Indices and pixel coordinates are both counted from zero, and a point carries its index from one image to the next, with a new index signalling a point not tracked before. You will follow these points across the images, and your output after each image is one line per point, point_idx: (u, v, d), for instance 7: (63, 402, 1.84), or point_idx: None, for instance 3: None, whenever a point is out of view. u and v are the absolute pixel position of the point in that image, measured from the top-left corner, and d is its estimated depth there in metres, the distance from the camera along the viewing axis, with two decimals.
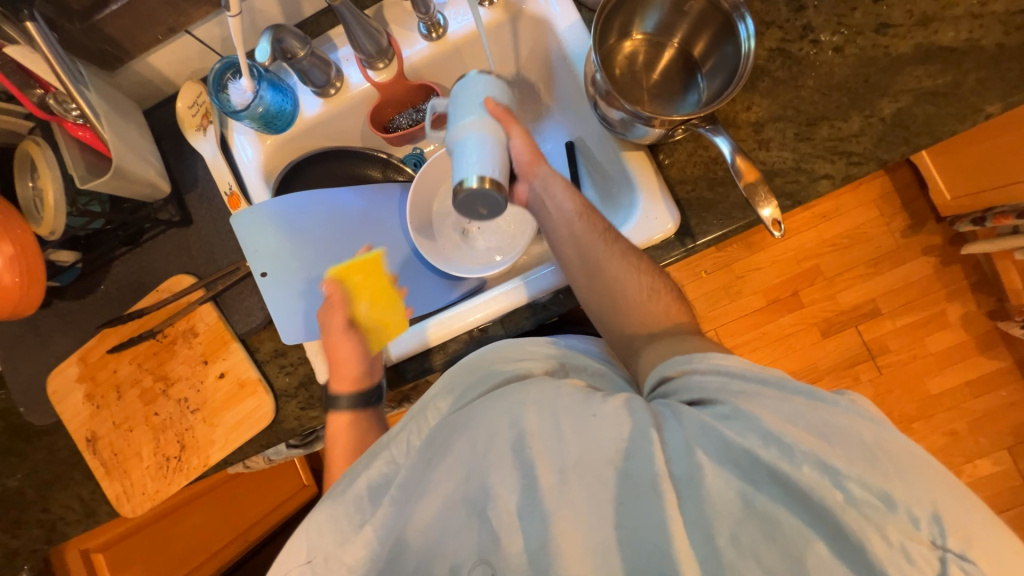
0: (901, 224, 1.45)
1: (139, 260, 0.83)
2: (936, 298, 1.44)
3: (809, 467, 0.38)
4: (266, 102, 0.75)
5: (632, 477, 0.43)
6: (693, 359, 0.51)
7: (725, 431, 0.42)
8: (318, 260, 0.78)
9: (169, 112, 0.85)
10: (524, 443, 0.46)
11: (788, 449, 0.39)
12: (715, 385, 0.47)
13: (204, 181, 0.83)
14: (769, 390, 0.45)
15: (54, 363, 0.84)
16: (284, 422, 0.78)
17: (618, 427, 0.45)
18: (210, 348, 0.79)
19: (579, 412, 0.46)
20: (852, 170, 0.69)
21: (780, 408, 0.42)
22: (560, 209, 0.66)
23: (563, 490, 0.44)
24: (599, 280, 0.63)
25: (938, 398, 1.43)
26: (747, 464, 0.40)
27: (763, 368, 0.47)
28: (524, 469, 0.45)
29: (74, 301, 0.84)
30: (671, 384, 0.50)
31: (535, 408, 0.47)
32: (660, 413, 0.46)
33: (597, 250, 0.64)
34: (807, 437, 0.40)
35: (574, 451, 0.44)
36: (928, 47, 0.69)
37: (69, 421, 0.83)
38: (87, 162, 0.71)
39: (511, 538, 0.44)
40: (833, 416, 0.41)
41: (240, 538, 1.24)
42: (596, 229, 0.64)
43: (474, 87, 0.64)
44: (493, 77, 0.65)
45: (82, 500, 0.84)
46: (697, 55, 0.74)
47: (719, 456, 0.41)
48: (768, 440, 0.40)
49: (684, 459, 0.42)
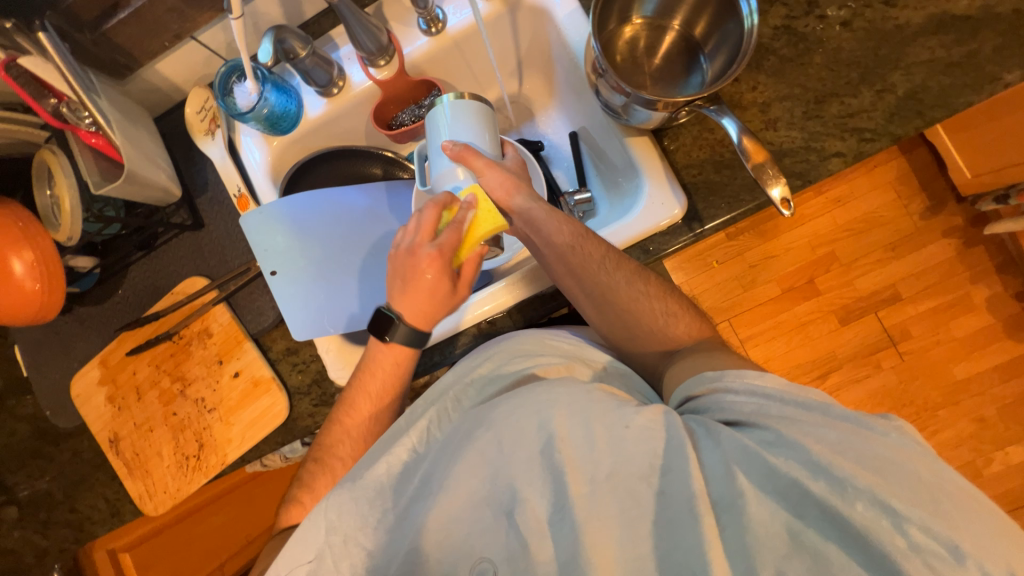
0: (920, 206, 1.41)
1: (154, 263, 0.85)
2: (959, 281, 1.40)
3: (863, 505, 0.37)
4: (270, 103, 0.76)
5: (667, 496, 0.42)
6: (725, 377, 0.50)
7: (770, 458, 0.41)
8: (325, 257, 0.79)
9: (178, 119, 0.87)
10: (553, 448, 0.45)
11: (838, 482, 0.38)
12: (751, 408, 0.46)
13: (214, 185, 0.84)
14: (812, 415, 0.43)
15: (77, 366, 0.86)
16: (299, 420, 0.79)
17: (652, 440, 0.44)
18: (224, 347, 0.80)
19: (612, 423, 0.46)
20: (864, 147, 0.67)
21: (826, 436, 0.41)
22: (550, 243, 0.64)
23: (594, 500, 0.43)
24: (599, 294, 0.64)
25: (964, 385, 1.39)
26: (795, 497, 0.39)
27: (805, 391, 0.45)
28: (553, 475, 0.44)
29: (94, 306, 0.86)
30: (701, 403, 0.50)
31: (565, 410, 0.47)
32: (695, 432, 0.45)
33: (601, 281, 0.64)
34: (859, 470, 0.38)
35: (606, 462, 0.44)
36: (941, 16, 0.67)
37: (92, 423, 0.85)
38: (100, 168, 0.73)
39: (541, 544, 0.43)
40: (885, 449, 0.39)
41: (249, 547, 1.23)
42: (594, 257, 0.64)
43: (438, 129, 0.65)
44: (457, 114, 0.65)
45: (108, 499, 0.86)
46: (699, 36, 0.73)
47: (762, 484, 0.40)
48: (816, 472, 0.39)
49: (722, 480, 0.42)
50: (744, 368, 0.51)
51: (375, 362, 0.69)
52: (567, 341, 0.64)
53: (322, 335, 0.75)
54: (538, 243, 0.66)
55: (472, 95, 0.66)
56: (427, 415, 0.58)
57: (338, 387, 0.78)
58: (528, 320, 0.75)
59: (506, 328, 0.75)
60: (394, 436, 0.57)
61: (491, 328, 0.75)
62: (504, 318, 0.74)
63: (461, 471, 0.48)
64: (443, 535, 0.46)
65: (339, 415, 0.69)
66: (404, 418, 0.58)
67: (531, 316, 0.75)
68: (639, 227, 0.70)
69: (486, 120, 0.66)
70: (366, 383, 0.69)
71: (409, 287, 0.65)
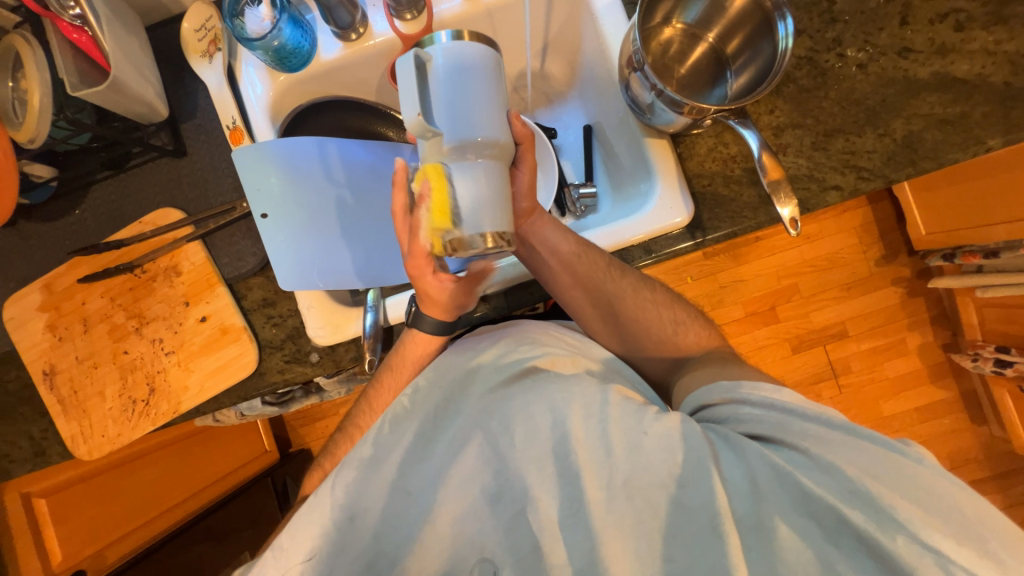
0: (877, 253, 1.51)
1: (121, 186, 0.77)
2: (899, 326, 1.52)
3: (903, 538, 0.40)
4: (283, 36, 0.71)
5: (686, 509, 0.45)
6: (741, 389, 0.53)
7: (803, 480, 0.44)
8: (318, 208, 0.71)
9: (173, 33, 0.79)
10: (568, 448, 0.48)
11: (877, 511, 0.41)
12: (771, 421, 0.49)
13: (203, 112, 0.77)
14: (836, 433, 0.46)
15: (15, 287, 0.78)
16: (266, 375, 0.74)
17: (670, 448, 0.47)
18: (193, 289, 0.75)
19: (630, 428, 0.48)
20: (860, 185, 0.72)
21: (857, 459, 0.44)
22: (556, 251, 0.68)
23: (610, 507, 0.46)
24: (585, 285, 0.68)
25: (889, 420, 1.52)
26: (831, 525, 0.42)
27: (824, 409, 0.48)
28: (568, 477, 0.48)
29: (43, 223, 0.77)
30: (717, 412, 0.53)
31: (581, 412, 0.50)
32: (716, 443, 0.48)
33: (607, 291, 0.68)
34: (900, 500, 0.41)
35: (623, 470, 0.47)
36: (944, 76, 0.72)
37: (25, 350, 0.77)
38: (80, 69, 0.66)
39: (553, 547, 0.46)
40: (921, 477, 0.42)
41: (163, 517, 1.11)
42: (597, 266, 0.68)
43: (446, 93, 0.47)
44: (467, 70, 0.48)
45: (32, 438, 0.78)
46: (729, 52, 0.75)
47: (793, 509, 0.44)
48: (852, 499, 0.42)
49: (748, 501, 0.45)
50: (757, 380, 0.54)
51: (408, 347, 0.68)
52: (571, 336, 0.67)
53: (308, 288, 0.70)
54: (544, 254, 0.68)
55: (473, 34, 0.48)
56: (431, 400, 0.58)
57: (314, 346, 0.74)
58: (523, 301, 0.73)
59: (498, 310, 0.73)
60: (398, 418, 0.56)
61: (487, 308, 0.73)
62: (498, 298, 0.73)
63: (473, 463, 0.51)
64: (455, 526, 0.48)
65: (368, 392, 0.70)
66: (406, 398, 0.58)
67: (524, 300, 0.73)
68: (643, 227, 0.71)
69: (494, 70, 0.50)
70: (393, 367, 0.69)
71: (422, 297, 0.63)
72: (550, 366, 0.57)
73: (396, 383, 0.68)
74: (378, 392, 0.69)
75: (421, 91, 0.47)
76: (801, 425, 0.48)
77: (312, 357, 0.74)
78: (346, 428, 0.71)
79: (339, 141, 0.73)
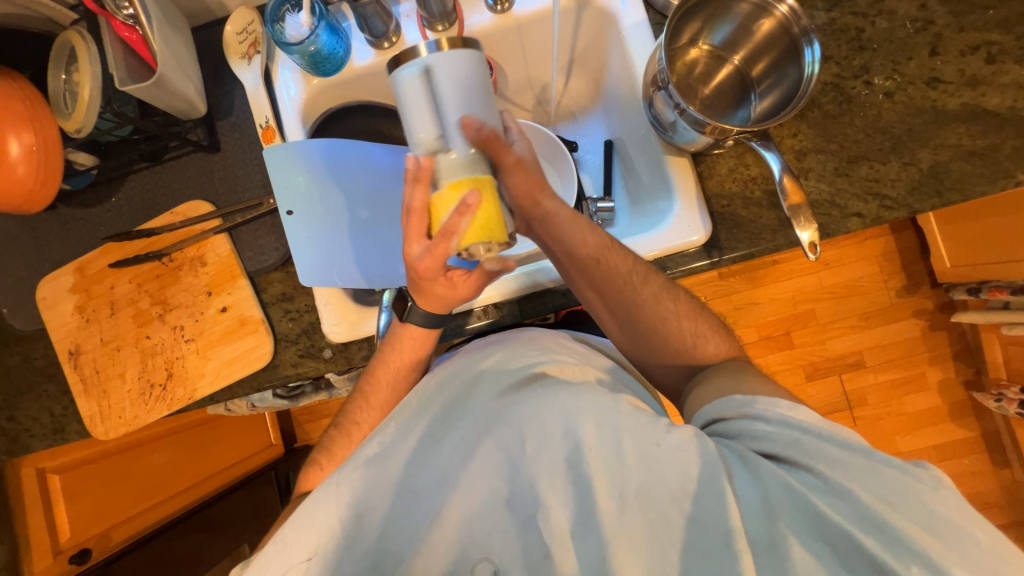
0: (899, 284, 1.48)
1: (156, 177, 0.80)
2: (919, 360, 1.48)
3: (918, 568, 0.39)
4: (320, 42, 0.73)
5: (700, 526, 0.44)
6: (757, 405, 0.52)
7: (820, 504, 0.43)
8: (343, 207, 0.73)
9: (215, 36, 0.83)
10: (580, 456, 0.48)
11: (891, 539, 0.41)
12: (786, 440, 0.48)
13: (239, 111, 0.81)
14: (856, 457, 0.45)
15: (48, 269, 0.81)
16: (280, 367, 0.76)
17: (684, 462, 0.46)
18: (216, 280, 0.77)
19: (642, 439, 0.48)
20: (883, 213, 0.71)
21: (872, 485, 0.43)
22: (573, 250, 0.64)
23: (621, 517, 0.46)
24: (605, 288, 0.65)
25: (905, 457, 1.47)
26: (847, 551, 0.42)
27: (842, 431, 0.47)
28: (581, 486, 0.47)
29: (81, 209, 0.81)
30: (731, 426, 0.52)
31: (593, 421, 0.50)
32: (730, 460, 0.47)
33: (626, 298, 0.65)
34: (920, 532, 0.40)
35: (635, 480, 0.47)
36: (974, 107, 0.71)
37: (54, 330, 0.80)
38: (128, 65, 0.70)
39: (564, 555, 0.46)
40: (938, 505, 0.41)
41: (173, 500, 1.13)
42: (620, 269, 0.64)
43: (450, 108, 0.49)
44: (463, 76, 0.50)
45: (53, 414, 0.81)
46: (754, 75, 0.75)
47: (808, 531, 0.43)
48: (866, 525, 0.42)
49: (761, 521, 0.44)
50: (774, 396, 0.53)
51: (402, 340, 0.68)
52: (579, 346, 0.67)
53: (327, 284, 0.71)
54: (559, 253, 0.65)
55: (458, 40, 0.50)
56: (439, 402, 0.58)
57: (328, 342, 0.75)
58: (537, 311, 0.74)
59: (510, 318, 0.75)
60: (403, 419, 0.57)
61: (499, 314, 0.74)
62: (511, 305, 0.74)
63: (483, 467, 0.51)
64: (463, 527, 0.49)
65: (362, 387, 0.71)
66: (413, 399, 0.59)
67: (537, 310, 0.74)
68: (662, 243, 0.71)
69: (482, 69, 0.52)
70: (388, 359, 0.69)
71: (420, 291, 0.62)
72: (558, 371, 0.58)
73: (393, 378, 0.69)
74: (374, 388, 0.70)
75: (429, 109, 0.49)
76: (819, 447, 0.47)
77: (325, 353, 0.75)
78: (341, 425, 0.72)
79: (341, 146, 0.72)
